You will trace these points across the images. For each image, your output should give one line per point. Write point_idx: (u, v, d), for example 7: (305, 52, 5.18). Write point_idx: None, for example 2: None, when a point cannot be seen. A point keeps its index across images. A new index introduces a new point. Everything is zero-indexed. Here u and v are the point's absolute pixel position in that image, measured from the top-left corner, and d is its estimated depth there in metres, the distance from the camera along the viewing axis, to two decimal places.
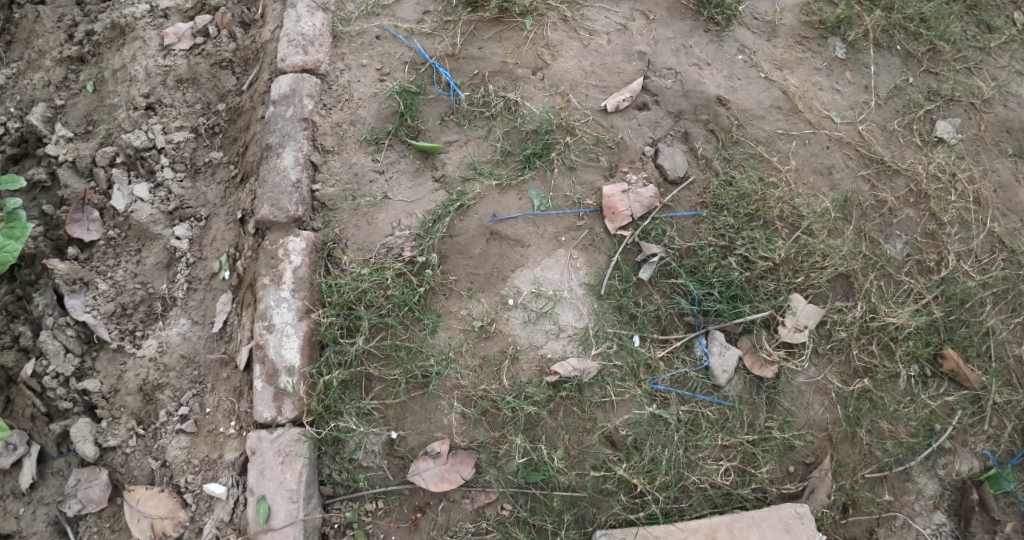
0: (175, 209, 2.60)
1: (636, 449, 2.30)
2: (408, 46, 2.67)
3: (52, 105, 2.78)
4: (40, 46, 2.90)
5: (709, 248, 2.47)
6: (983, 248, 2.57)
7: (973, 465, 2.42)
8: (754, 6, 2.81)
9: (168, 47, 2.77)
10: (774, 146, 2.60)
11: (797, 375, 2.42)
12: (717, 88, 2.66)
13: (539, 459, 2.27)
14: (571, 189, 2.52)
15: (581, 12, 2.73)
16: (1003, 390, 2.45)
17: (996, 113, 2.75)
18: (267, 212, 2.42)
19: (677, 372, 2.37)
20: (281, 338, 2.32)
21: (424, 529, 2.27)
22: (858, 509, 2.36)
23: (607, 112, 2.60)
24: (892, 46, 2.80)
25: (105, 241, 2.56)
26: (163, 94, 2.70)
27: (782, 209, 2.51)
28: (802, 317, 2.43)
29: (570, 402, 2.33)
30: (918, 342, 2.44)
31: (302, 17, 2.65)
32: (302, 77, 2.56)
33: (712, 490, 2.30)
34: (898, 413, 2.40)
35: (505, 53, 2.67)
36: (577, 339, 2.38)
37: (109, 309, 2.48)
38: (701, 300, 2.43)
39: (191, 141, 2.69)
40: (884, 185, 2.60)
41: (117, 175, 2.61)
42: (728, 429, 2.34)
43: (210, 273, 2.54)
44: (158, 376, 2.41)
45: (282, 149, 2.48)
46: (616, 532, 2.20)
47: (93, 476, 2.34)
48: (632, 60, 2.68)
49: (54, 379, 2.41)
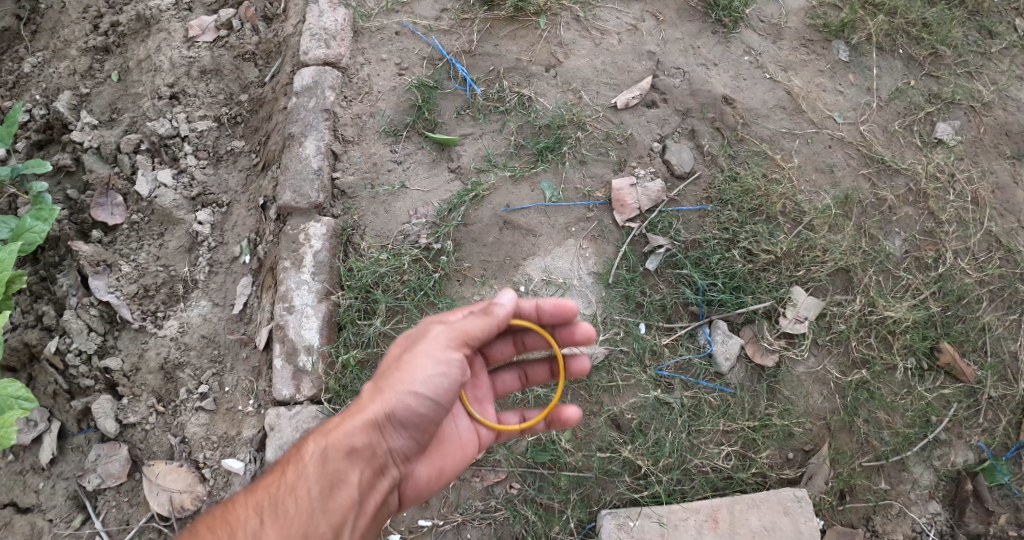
0: (197, 195, 2.69)
1: (641, 431, 2.39)
2: (426, 42, 2.77)
3: (77, 93, 2.85)
4: (65, 35, 2.97)
5: (714, 241, 2.55)
6: (981, 247, 2.66)
7: (968, 457, 2.49)
8: (761, 9, 2.91)
9: (192, 39, 2.85)
10: (777, 144, 2.70)
11: (797, 365, 2.50)
12: (724, 87, 2.76)
13: (548, 439, 2.37)
14: (582, 181, 2.61)
15: (594, 12, 2.84)
16: (998, 385, 2.54)
17: (995, 116, 2.84)
18: (289, 199, 2.51)
19: (682, 358, 2.46)
20: (302, 319, 2.41)
21: (435, 507, 2.34)
22: (855, 496, 2.43)
23: (617, 109, 2.70)
24: (894, 50, 2.89)
25: (128, 225, 2.65)
26: (187, 84, 2.79)
27: (785, 205, 2.61)
28: (802, 309, 2.52)
29: (577, 386, 2.42)
30: (916, 335, 2.52)
31: (324, 13, 2.76)
32: (324, 70, 2.66)
33: (713, 473, 2.38)
34: (895, 403, 2.48)
35: (519, 50, 2.77)
36: (585, 325, 2.48)
37: (131, 290, 2.57)
38: (705, 290, 2.52)
39: (214, 130, 2.78)
40: (884, 183, 2.69)
41: (141, 162, 2.70)
42: (730, 415, 2.42)
43: (231, 257, 2.62)
44: (179, 355, 2.50)
45: (304, 138, 2.58)
46: (620, 512, 2.29)
47: (114, 451, 2.40)
48: (642, 59, 2.78)
49: (76, 357, 2.47)
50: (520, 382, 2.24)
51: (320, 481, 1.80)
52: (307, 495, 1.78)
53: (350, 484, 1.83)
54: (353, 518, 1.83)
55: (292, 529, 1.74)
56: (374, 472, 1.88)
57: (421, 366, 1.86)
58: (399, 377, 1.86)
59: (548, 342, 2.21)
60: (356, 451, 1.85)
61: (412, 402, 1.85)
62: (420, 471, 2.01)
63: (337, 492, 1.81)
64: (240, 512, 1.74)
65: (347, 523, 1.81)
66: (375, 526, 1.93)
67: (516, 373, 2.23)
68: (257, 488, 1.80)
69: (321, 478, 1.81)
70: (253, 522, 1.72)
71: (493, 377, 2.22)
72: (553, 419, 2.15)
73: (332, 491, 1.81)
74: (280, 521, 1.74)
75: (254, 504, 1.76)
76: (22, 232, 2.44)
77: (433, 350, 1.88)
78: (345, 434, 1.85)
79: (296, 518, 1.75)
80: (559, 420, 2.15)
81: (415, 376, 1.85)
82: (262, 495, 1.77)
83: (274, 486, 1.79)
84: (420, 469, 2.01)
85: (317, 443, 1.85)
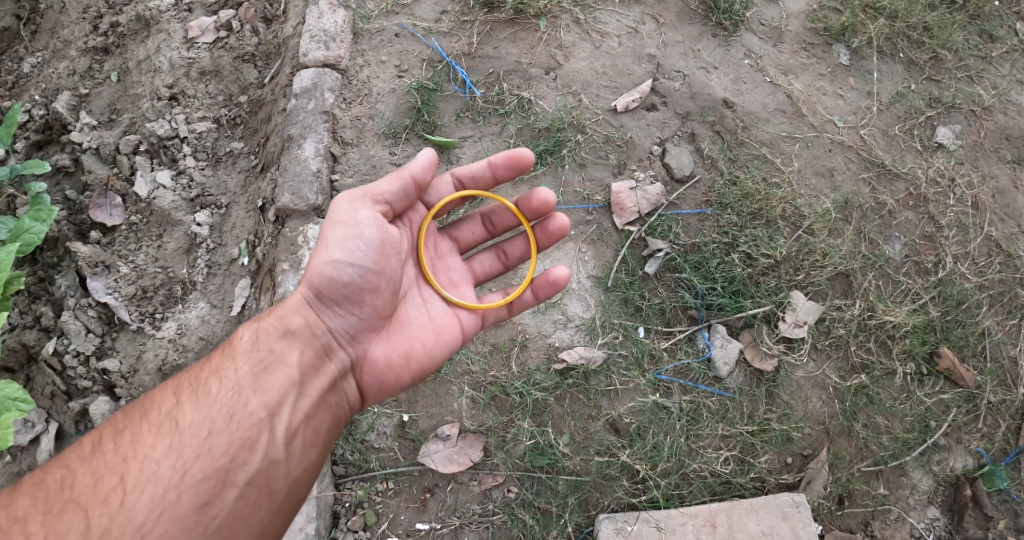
0: (196, 197, 2.68)
1: (639, 435, 2.39)
2: (425, 44, 2.76)
3: (77, 93, 2.84)
4: (65, 35, 2.96)
5: (713, 244, 2.55)
6: (981, 252, 2.65)
7: (967, 463, 2.48)
8: (761, 12, 2.90)
9: (192, 40, 2.84)
10: (778, 148, 2.70)
11: (796, 369, 2.50)
12: (724, 91, 2.75)
13: (546, 443, 2.36)
14: (581, 185, 2.61)
15: (594, 15, 2.83)
16: (998, 390, 2.53)
17: (996, 120, 2.84)
18: (288, 201, 2.51)
19: (681, 363, 2.46)
20: None
21: (433, 510, 2.34)
22: (854, 501, 2.43)
23: (617, 112, 2.70)
24: (895, 53, 2.89)
25: (126, 226, 2.64)
26: (187, 85, 2.78)
27: (785, 209, 2.60)
28: (802, 313, 2.51)
29: (576, 390, 2.42)
30: (915, 340, 2.52)
31: (324, 14, 2.74)
32: (324, 71, 2.66)
33: (712, 478, 2.38)
34: (893, 408, 2.48)
35: (519, 53, 2.77)
36: (584, 328, 2.49)
37: (130, 291, 2.57)
38: (704, 294, 2.51)
39: (213, 131, 2.77)
40: (884, 188, 2.68)
41: (140, 162, 2.69)
42: (728, 420, 2.42)
43: (230, 259, 2.62)
44: (177, 357, 2.49)
45: (303, 140, 2.57)
46: (618, 516, 2.29)
47: None
48: (642, 62, 2.78)
49: (75, 358, 2.47)
50: (499, 263, 2.32)
51: (247, 360, 1.90)
52: (234, 374, 1.88)
53: (284, 362, 1.92)
54: (291, 395, 1.89)
55: (216, 403, 1.83)
56: (312, 350, 1.96)
57: (335, 233, 1.94)
58: (319, 250, 1.96)
59: (514, 213, 2.30)
60: (291, 331, 1.95)
61: (332, 271, 1.93)
62: (379, 351, 2.04)
63: (269, 371, 1.90)
64: (166, 391, 1.86)
65: (282, 401, 1.87)
66: (329, 413, 1.97)
67: (493, 255, 2.31)
68: (193, 371, 1.93)
69: (249, 357, 1.91)
70: (176, 398, 1.84)
71: (469, 260, 2.29)
72: (538, 284, 2.23)
73: (266, 370, 1.89)
74: (205, 398, 1.83)
75: (181, 385, 1.87)
76: (21, 233, 2.43)
77: (340, 213, 1.95)
78: (279, 317, 1.96)
79: (221, 393, 1.85)
80: (550, 283, 2.23)
81: (331, 244, 1.93)
82: (191, 376, 1.89)
83: (204, 368, 1.91)
84: (378, 351, 2.04)
85: (250, 325, 1.97)
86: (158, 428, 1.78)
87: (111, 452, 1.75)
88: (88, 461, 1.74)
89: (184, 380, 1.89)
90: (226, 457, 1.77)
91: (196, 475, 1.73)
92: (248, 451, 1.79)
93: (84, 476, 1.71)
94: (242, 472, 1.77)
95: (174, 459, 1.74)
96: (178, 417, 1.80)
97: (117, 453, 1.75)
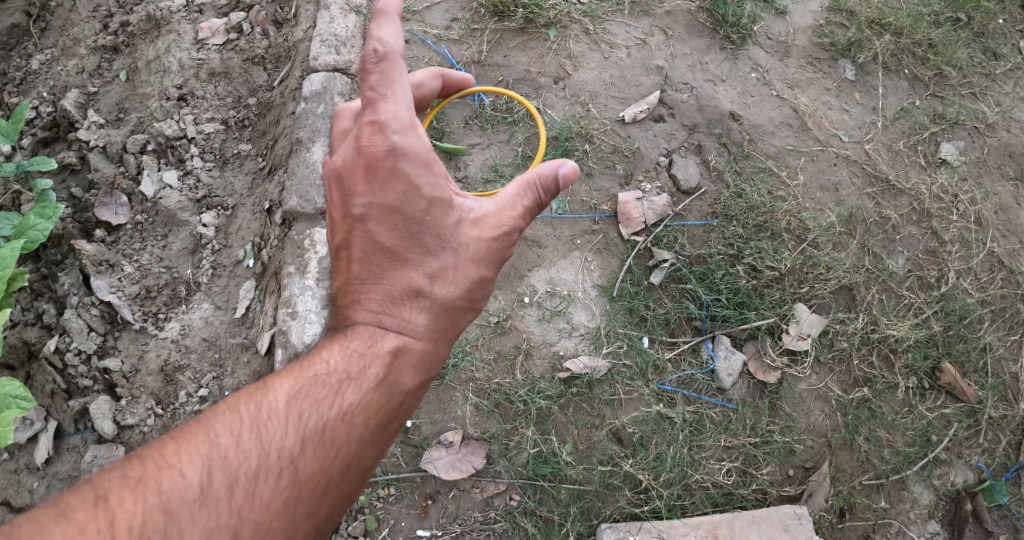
0: (203, 197, 2.66)
1: (643, 446, 2.39)
2: (435, 51, 2.78)
3: (85, 91, 2.84)
4: (75, 34, 2.96)
5: (718, 256, 2.57)
6: (983, 267, 2.67)
7: (968, 477, 2.49)
8: (769, 26, 2.93)
9: (202, 42, 2.84)
10: (783, 161, 2.72)
11: (799, 382, 2.50)
12: (731, 104, 2.78)
13: (548, 451, 2.36)
14: (588, 194, 2.64)
15: (604, 25, 2.85)
16: (999, 405, 2.54)
17: (998, 137, 2.86)
18: (295, 204, 2.50)
19: (685, 373, 2.47)
20: (304, 324, 2.34)
21: (434, 517, 2.33)
22: (855, 515, 2.43)
23: (625, 122, 2.72)
24: (901, 69, 2.91)
25: (132, 226, 2.62)
26: (195, 86, 2.78)
27: (790, 222, 2.61)
28: (805, 326, 2.52)
29: (580, 398, 2.43)
30: (917, 354, 2.53)
31: (335, 18, 2.75)
32: (334, 76, 2.66)
33: (714, 489, 2.38)
34: (896, 422, 2.49)
35: (528, 62, 2.78)
36: (588, 338, 2.49)
37: (133, 291, 2.54)
38: (709, 305, 2.53)
39: (222, 132, 2.76)
40: (888, 202, 2.70)
41: (147, 162, 2.68)
42: (731, 431, 2.42)
43: (235, 261, 2.60)
44: (179, 358, 2.46)
45: (312, 144, 2.57)
46: (620, 526, 2.28)
47: (111, 452, 2.35)
48: (650, 74, 2.80)
49: (76, 356, 2.45)
50: None
51: (366, 395, 1.62)
52: (361, 422, 1.60)
53: (401, 406, 1.69)
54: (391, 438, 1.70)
55: (340, 454, 1.56)
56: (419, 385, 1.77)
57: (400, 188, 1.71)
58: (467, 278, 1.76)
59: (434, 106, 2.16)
60: (411, 368, 1.72)
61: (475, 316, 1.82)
62: None
63: (388, 417, 1.67)
64: (285, 423, 1.52)
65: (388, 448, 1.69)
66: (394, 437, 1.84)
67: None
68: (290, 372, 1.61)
69: (364, 386, 1.63)
70: (299, 440, 1.52)
71: None
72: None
73: (388, 416, 1.66)
74: (323, 433, 1.55)
75: (293, 413, 1.54)
76: (26, 229, 2.41)
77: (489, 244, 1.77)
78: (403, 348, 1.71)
79: (347, 443, 1.58)
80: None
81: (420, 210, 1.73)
82: (312, 410, 1.56)
83: (327, 399, 1.58)
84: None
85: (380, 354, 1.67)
86: (277, 477, 1.48)
87: (222, 501, 1.43)
88: (197, 509, 1.41)
89: (288, 402, 1.56)
90: (330, 514, 1.57)
91: (306, 534, 1.53)
92: (345, 502, 1.61)
93: (192, 530, 1.40)
94: (333, 524, 1.60)
95: (290, 517, 1.49)
96: (301, 467, 1.51)
97: (232, 503, 1.44)
